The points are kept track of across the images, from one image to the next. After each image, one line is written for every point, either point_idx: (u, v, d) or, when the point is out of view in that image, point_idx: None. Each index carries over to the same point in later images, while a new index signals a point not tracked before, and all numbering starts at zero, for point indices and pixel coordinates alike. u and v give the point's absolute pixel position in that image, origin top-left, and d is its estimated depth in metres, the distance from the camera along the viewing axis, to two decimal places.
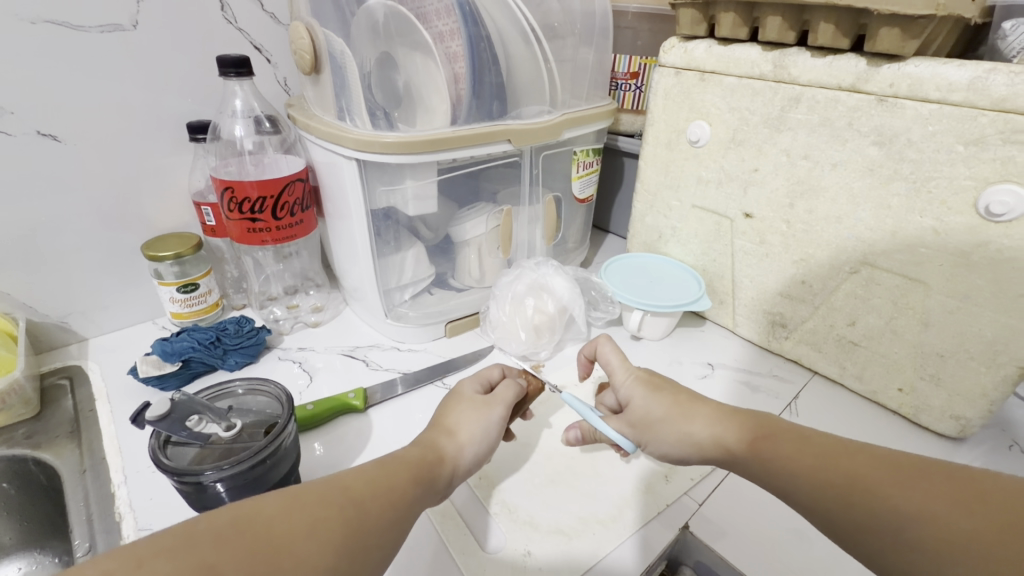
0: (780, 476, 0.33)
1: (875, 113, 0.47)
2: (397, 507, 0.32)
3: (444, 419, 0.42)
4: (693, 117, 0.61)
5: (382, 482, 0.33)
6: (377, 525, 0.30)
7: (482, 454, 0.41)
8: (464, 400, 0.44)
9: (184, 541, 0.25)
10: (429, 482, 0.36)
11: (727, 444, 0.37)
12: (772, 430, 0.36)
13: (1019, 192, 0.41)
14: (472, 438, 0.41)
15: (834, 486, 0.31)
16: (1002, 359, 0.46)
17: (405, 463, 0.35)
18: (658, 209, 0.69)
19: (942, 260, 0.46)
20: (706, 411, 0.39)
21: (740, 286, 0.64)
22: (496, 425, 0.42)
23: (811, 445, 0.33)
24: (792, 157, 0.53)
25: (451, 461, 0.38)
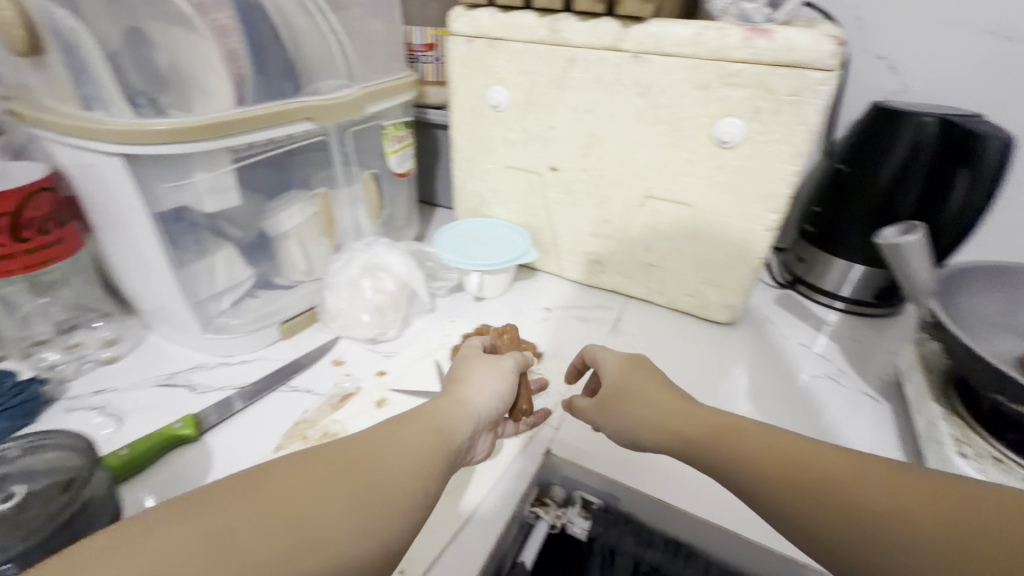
0: (740, 477, 0.33)
1: (633, 68, 0.55)
2: (415, 462, 0.33)
3: (458, 377, 0.44)
4: (490, 82, 0.64)
5: (396, 442, 0.33)
6: (391, 482, 0.31)
7: (502, 392, 0.44)
8: (473, 359, 0.47)
9: (202, 502, 0.26)
10: (447, 431, 0.37)
11: (691, 436, 0.36)
12: (728, 437, 0.35)
13: (738, 123, 0.52)
14: (484, 383, 0.43)
15: (794, 481, 0.30)
16: (748, 254, 0.59)
17: (419, 420, 0.37)
18: (476, 174, 0.72)
19: (698, 184, 0.58)
20: (668, 397, 0.40)
21: (559, 234, 0.71)
22: (510, 372, 0.46)
23: (771, 445, 0.33)
24: (579, 112, 0.60)
25: (470, 402, 0.41)
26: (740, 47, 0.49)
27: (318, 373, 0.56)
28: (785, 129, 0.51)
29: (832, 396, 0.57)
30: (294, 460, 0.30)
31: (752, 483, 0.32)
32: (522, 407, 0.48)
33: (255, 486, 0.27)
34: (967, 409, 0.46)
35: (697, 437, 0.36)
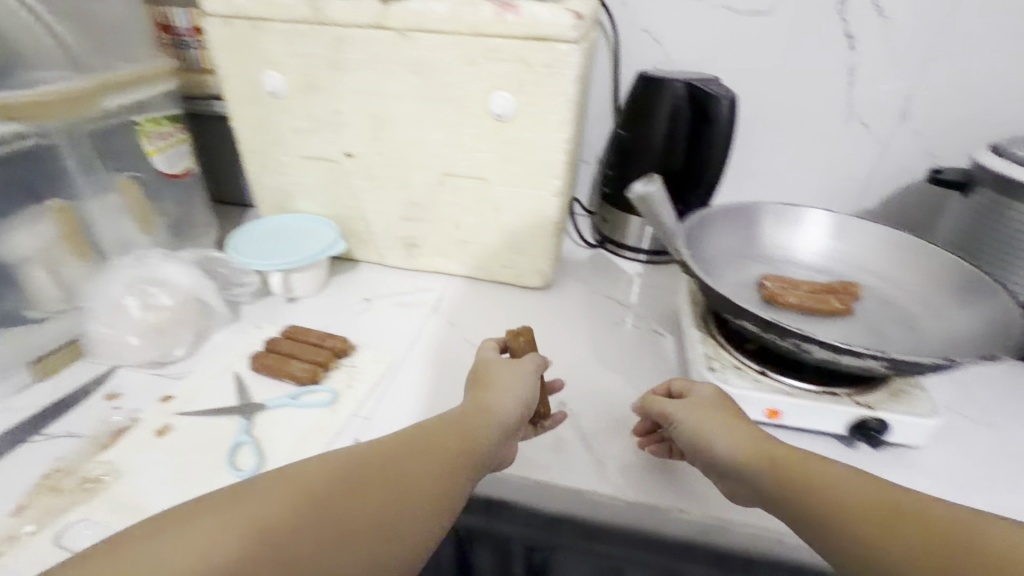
0: (826, 504, 0.34)
1: (402, 46, 0.54)
2: (433, 466, 0.37)
3: (482, 377, 0.46)
4: (264, 67, 0.59)
5: (421, 444, 0.38)
6: (410, 481, 0.36)
7: (524, 398, 0.44)
8: (495, 360, 0.48)
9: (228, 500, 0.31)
10: (468, 435, 0.40)
11: (762, 464, 0.37)
12: (805, 461, 0.36)
13: (509, 96, 0.54)
14: (509, 384, 0.45)
15: (873, 513, 0.33)
16: (544, 220, 0.63)
17: (446, 424, 0.40)
18: (270, 167, 0.67)
19: (487, 158, 0.59)
20: (731, 418, 0.41)
21: (371, 222, 0.69)
22: (526, 382, 0.45)
23: (852, 475, 0.35)
24: (360, 94, 0.58)
25: (495, 408, 0.42)
26: (496, 22, 0.51)
27: (86, 414, 0.48)
28: (549, 99, 0.54)
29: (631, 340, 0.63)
30: (336, 454, 0.35)
31: (827, 501, 0.34)
32: (541, 409, 0.47)
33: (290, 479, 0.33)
34: (714, 330, 0.54)
35: (778, 458, 0.37)
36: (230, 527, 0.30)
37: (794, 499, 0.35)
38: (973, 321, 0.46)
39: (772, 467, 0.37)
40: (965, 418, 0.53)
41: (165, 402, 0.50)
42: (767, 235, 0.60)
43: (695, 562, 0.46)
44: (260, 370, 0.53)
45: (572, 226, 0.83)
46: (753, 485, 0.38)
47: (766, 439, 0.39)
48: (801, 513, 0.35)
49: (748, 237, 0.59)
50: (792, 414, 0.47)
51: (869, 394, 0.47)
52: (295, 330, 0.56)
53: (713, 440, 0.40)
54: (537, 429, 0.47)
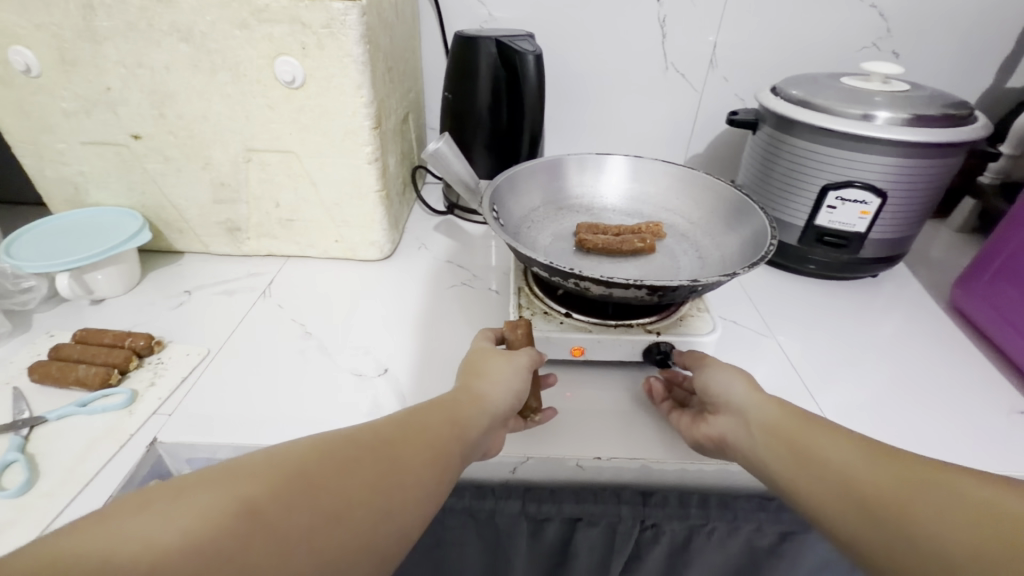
0: (818, 470, 0.35)
1: (162, 11, 0.50)
2: (431, 452, 0.35)
3: (475, 367, 0.43)
4: (4, 42, 0.52)
5: (417, 428, 0.35)
6: (409, 466, 0.33)
7: (517, 390, 0.42)
8: (485, 350, 0.45)
9: (222, 475, 0.28)
10: (465, 422, 0.38)
11: (767, 425, 0.39)
12: (808, 422, 0.38)
13: (294, 61, 0.52)
14: (500, 374, 0.42)
15: (864, 471, 0.33)
16: (364, 190, 0.62)
17: (443, 410, 0.38)
18: (49, 157, 0.60)
19: (289, 129, 0.57)
20: (748, 382, 0.42)
21: (182, 209, 0.64)
22: (522, 374, 0.43)
23: (860, 439, 0.35)
24: (129, 67, 0.53)
25: (487, 395, 0.40)
26: None
27: None
28: (336, 62, 0.52)
29: (459, 299, 0.64)
30: (336, 434, 0.32)
31: (825, 456, 0.35)
32: (533, 403, 0.45)
33: (283, 461, 0.29)
34: (529, 280, 0.56)
35: (783, 412, 0.39)
36: (219, 505, 0.26)
37: (787, 439, 0.37)
38: (743, 242, 0.53)
39: (773, 415, 0.39)
40: (740, 326, 0.62)
41: None
42: (574, 186, 0.63)
43: (513, 499, 0.48)
44: (44, 380, 0.48)
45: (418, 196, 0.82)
46: (747, 423, 0.40)
47: (769, 399, 0.41)
48: (794, 448, 0.37)
49: (556, 190, 0.62)
50: (596, 350, 0.50)
51: (660, 321, 0.51)
52: (85, 334, 0.52)
53: (723, 386, 0.43)
54: (527, 422, 0.45)
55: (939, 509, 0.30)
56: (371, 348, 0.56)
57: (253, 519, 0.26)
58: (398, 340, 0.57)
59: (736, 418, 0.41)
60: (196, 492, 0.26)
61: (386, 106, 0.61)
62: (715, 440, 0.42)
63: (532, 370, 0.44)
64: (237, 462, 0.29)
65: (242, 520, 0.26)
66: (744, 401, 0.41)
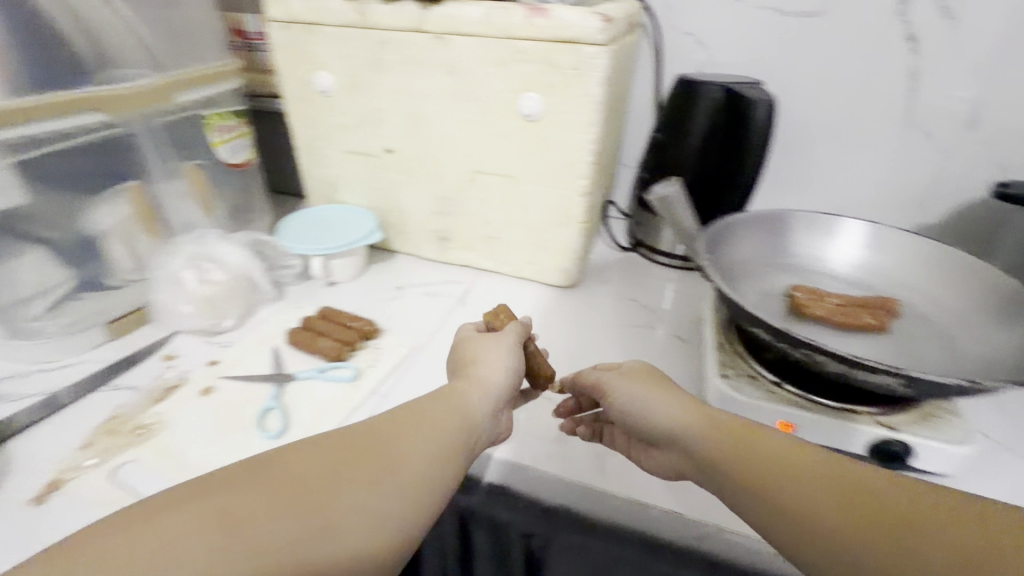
0: (801, 514, 0.30)
1: (437, 48, 0.57)
2: (432, 446, 0.35)
3: (465, 354, 0.46)
4: (314, 67, 0.64)
5: (413, 422, 0.36)
6: (408, 460, 0.33)
7: (513, 368, 0.45)
8: (474, 337, 0.48)
9: (191, 493, 0.28)
10: (465, 411, 0.39)
11: (711, 451, 0.36)
12: (778, 445, 0.34)
13: (539, 96, 0.56)
14: (497, 358, 0.45)
15: (851, 512, 0.29)
16: (570, 220, 0.64)
17: (442, 405, 0.38)
18: (319, 161, 0.72)
19: (516, 157, 0.61)
20: (678, 397, 0.40)
21: (408, 215, 0.72)
22: (517, 360, 0.46)
23: (822, 461, 0.32)
24: (400, 93, 0.62)
25: (485, 379, 0.42)
26: (523, 26, 0.53)
27: (144, 371, 0.54)
28: (576, 100, 0.55)
29: (643, 341, 0.63)
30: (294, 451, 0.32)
31: (793, 496, 0.31)
32: (545, 382, 0.49)
33: (268, 476, 0.30)
34: (734, 338, 0.53)
35: (732, 430, 0.36)
36: (192, 534, 0.26)
37: (752, 474, 0.33)
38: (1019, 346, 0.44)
39: (722, 441, 0.36)
40: (993, 442, 0.51)
41: (211, 365, 0.55)
42: (796, 245, 0.59)
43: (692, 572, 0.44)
44: (297, 346, 0.57)
45: (606, 229, 0.84)
46: (697, 454, 0.37)
47: (709, 415, 0.38)
48: (764, 488, 0.32)
49: (776, 246, 0.58)
50: (808, 430, 0.45)
51: (894, 414, 0.45)
52: (327, 312, 0.61)
53: (651, 409, 0.40)
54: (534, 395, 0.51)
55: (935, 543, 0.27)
56: None
57: (257, 545, 0.27)
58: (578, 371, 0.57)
59: (688, 443, 0.37)
60: (166, 515, 0.26)
61: (606, 143, 0.62)
62: (674, 471, 0.40)
63: (519, 347, 0.47)
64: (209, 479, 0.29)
65: (202, 542, 0.26)
66: (683, 430, 0.38)
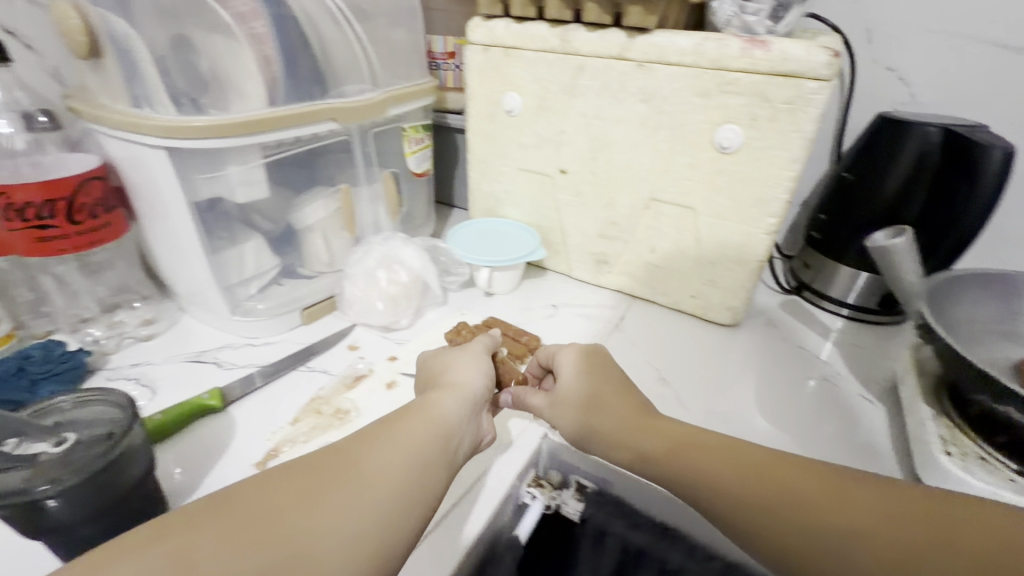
0: (744, 498, 0.34)
1: (638, 76, 0.57)
2: (409, 459, 0.36)
3: (440, 374, 0.48)
4: (506, 88, 0.67)
5: (390, 440, 0.36)
6: (379, 479, 0.33)
7: (486, 380, 0.48)
8: (449, 353, 0.51)
9: (156, 533, 0.27)
10: (441, 416, 0.41)
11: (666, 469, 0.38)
12: (723, 447, 0.37)
13: (736, 129, 0.54)
14: (468, 367, 0.48)
15: (778, 496, 0.33)
16: (748, 257, 0.61)
17: (417, 416, 0.40)
18: (490, 176, 0.76)
19: (700, 188, 0.60)
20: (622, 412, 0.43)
21: (569, 235, 0.74)
22: (484, 380, 0.48)
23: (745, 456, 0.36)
24: (587, 117, 0.63)
25: (460, 386, 0.45)
26: (739, 57, 0.51)
27: (335, 356, 0.60)
28: (782, 136, 0.52)
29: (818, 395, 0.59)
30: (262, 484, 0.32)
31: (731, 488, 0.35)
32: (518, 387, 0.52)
33: (229, 508, 0.29)
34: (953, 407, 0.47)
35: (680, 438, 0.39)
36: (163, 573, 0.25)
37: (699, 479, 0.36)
38: None
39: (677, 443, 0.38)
40: None
41: (392, 360, 0.59)
42: None
43: None
44: None
45: (771, 272, 0.82)
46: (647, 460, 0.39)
47: (650, 422, 0.41)
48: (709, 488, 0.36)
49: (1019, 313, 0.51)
50: None
51: None
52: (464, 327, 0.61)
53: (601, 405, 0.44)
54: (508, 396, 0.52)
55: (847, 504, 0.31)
56: (730, 419, 0.56)
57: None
58: (756, 421, 0.56)
59: (643, 450, 0.40)
60: (133, 556, 0.26)
61: None
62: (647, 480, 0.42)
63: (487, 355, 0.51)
64: (183, 517, 0.28)
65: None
66: (630, 437, 0.41)
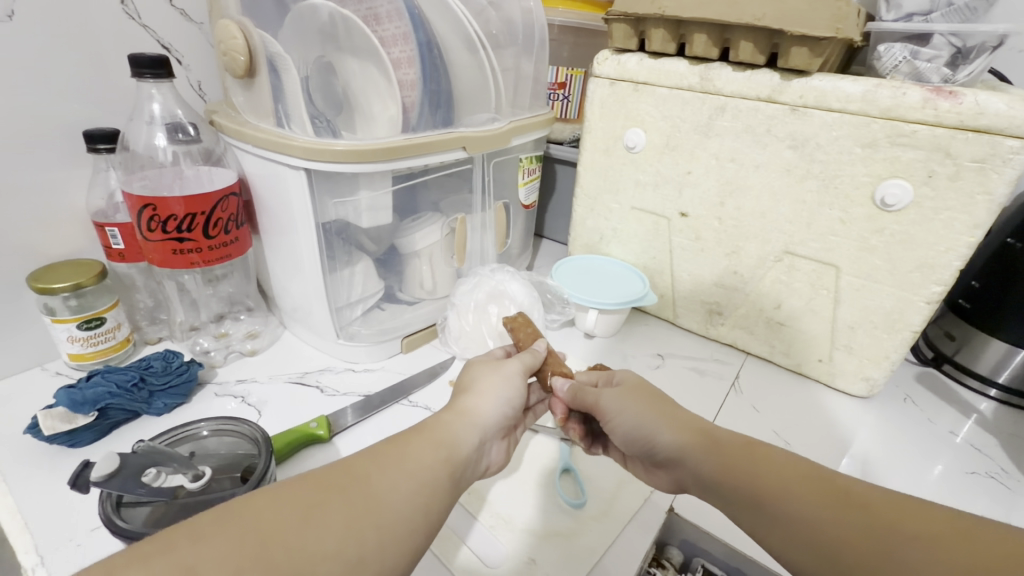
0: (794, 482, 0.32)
1: (790, 121, 0.53)
2: (416, 481, 0.31)
3: (462, 385, 0.44)
4: (629, 124, 0.64)
5: (397, 458, 0.32)
6: (386, 501, 0.29)
7: (511, 399, 0.43)
8: (479, 367, 0.46)
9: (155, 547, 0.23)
10: (453, 441, 0.36)
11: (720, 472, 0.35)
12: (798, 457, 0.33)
13: (906, 185, 0.49)
14: (492, 390, 0.43)
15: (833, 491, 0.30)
16: (899, 325, 0.54)
17: (426, 435, 0.35)
18: (598, 211, 0.73)
19: (850, 246, 0.54)
20: (683, 420, 0.39)
21: (678, 281, 0.69)
22: (508, 400, 0.43)
23: (808, 470, 0.32)
24: (721, 160, 0.59)
25: (477, 412, 0.40)
26: (920, 108, 0.46)
27: (436, 392, 0.57)
28: (966, 196, 0.46)
29: (983, 493, 0.51)
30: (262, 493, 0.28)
31: (790, 506, 0.31)
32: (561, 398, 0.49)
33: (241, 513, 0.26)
34: None
35: (730, 445, 0.35)
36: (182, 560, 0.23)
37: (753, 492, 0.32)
38: None
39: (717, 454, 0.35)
40: None
41: None
42: None
43: None
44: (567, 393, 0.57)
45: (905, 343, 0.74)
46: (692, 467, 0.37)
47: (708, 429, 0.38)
48: (764, 500, 0.32)
49: None
50: None
51: None
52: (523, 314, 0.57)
53: (654, 430, 0.40)
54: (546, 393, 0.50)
55: (934, 544, 0.26)
56: None
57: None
58: None
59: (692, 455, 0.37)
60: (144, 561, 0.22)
61: None
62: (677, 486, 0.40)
63: (523, 377, 0.46)
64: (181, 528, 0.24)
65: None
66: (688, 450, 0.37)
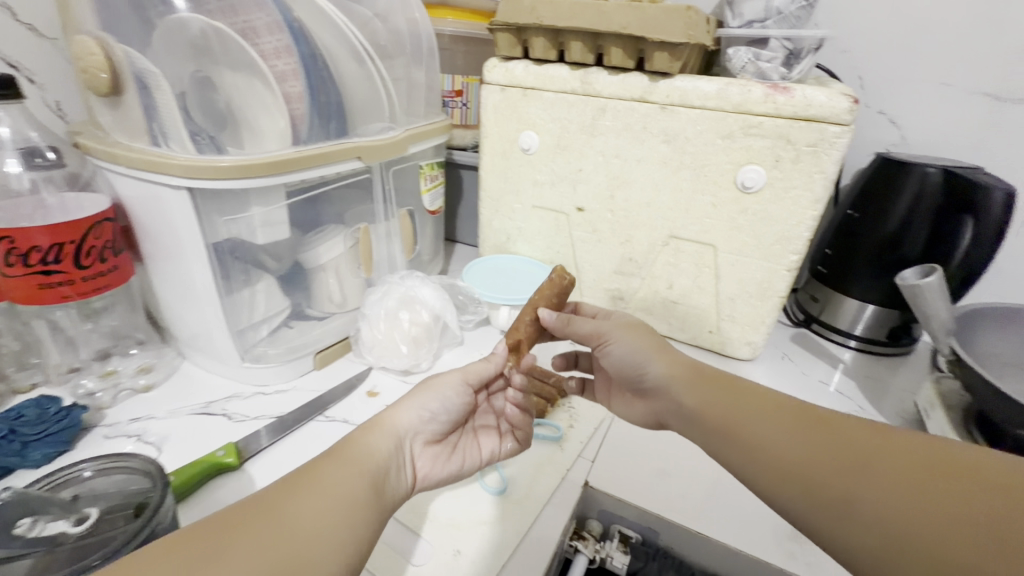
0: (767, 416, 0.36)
1: (661, 118, 0.59)
2: (333, 500, 0.33)
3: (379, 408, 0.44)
4: (522, 127, 0.68)
5: (318, 483, 0.33)
6: (305, 522, 0.30)
7: (428, 411, 0.45)
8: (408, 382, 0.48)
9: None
10: (372, 459, 0.37)
11: (701, 403, 0.41)
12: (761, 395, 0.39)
13: (759, 169, 0.56)
14: (412, 400, 0.45)
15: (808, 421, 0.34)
16: (769, 292, 0.62)
17: (346, 456, 0.36)
18: (502, 212, 0.75)
19: (721, 226, 0.61)
20: (675, 358, 0.46)
21: (583, 272, 0.73)
22: (433, 413, 0.45)
23: (782, 408, 0.36)
24: (607, 156, 0.64)
25: (389, 424, 0.41)
26: (762, 102, 0.53)
27: (354, 404, 0.57)
28: (806, 175, 0.54)
29: None
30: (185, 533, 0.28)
31: (760, 443, 0.35)
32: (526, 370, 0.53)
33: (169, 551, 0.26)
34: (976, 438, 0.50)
35: (708, 377, 0.42)
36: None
37: (725, 426, 0.38)
38: None
39: (700, 385, 0.42)
40: None
41: (372, 396, 0.58)
42: None
43: None
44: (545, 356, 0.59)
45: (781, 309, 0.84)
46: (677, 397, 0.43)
47: (699, 368, 0.44)
48: (739, 436, 0.36)
49: None
50: None
51: None
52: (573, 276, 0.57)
53: (650, 362, 0.46)
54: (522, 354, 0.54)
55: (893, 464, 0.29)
56: None
57: None
58: None
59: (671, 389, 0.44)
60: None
61: None
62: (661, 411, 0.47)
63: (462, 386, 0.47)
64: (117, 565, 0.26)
65: None
66: (679, 376, 0.44)
